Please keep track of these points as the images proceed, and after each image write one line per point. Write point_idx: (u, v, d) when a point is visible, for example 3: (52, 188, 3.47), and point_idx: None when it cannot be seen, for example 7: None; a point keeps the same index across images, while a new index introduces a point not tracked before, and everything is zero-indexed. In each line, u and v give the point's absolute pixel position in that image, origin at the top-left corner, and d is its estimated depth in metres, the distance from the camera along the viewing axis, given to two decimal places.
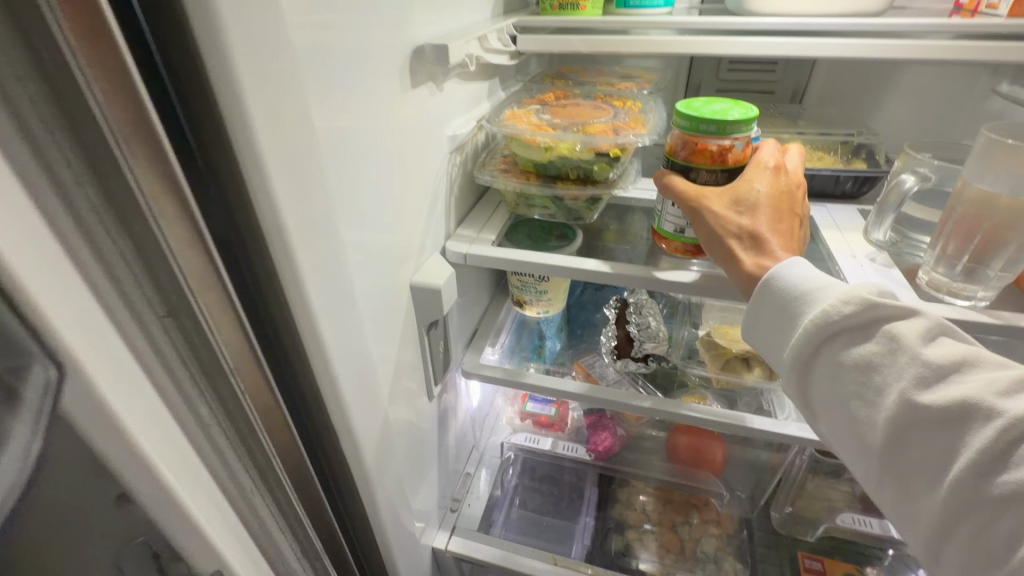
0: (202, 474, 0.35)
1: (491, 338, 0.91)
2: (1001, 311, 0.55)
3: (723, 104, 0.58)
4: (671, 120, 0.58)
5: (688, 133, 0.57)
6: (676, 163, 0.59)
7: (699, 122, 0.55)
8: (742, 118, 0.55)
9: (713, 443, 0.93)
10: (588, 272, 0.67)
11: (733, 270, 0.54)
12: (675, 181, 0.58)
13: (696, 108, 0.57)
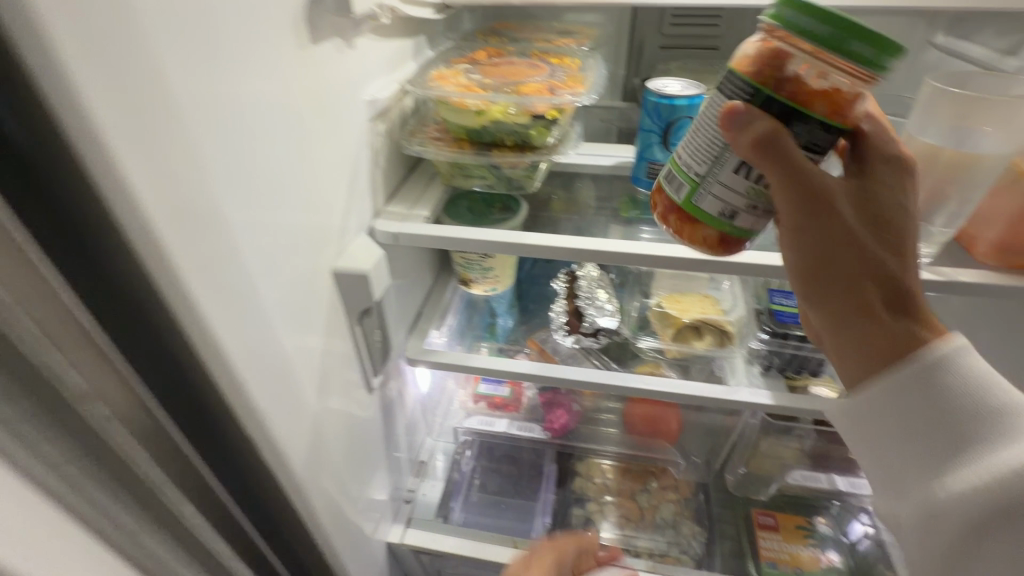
0: (27, 499, 0.32)
1: (436, 321, 0.86)
2: (945, 267, 0.54)
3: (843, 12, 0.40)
4: (781, 16, 0.37)
5: (819, 49, 0.37)
6: (774, 103, 0.39)
7: (851, 37, 0.36)
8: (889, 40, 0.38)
9: (669, 412, 0.92)
10: (531, 246, 0.62)
11: (875, 324, 0.44)
12: (789, 148, 0.39)
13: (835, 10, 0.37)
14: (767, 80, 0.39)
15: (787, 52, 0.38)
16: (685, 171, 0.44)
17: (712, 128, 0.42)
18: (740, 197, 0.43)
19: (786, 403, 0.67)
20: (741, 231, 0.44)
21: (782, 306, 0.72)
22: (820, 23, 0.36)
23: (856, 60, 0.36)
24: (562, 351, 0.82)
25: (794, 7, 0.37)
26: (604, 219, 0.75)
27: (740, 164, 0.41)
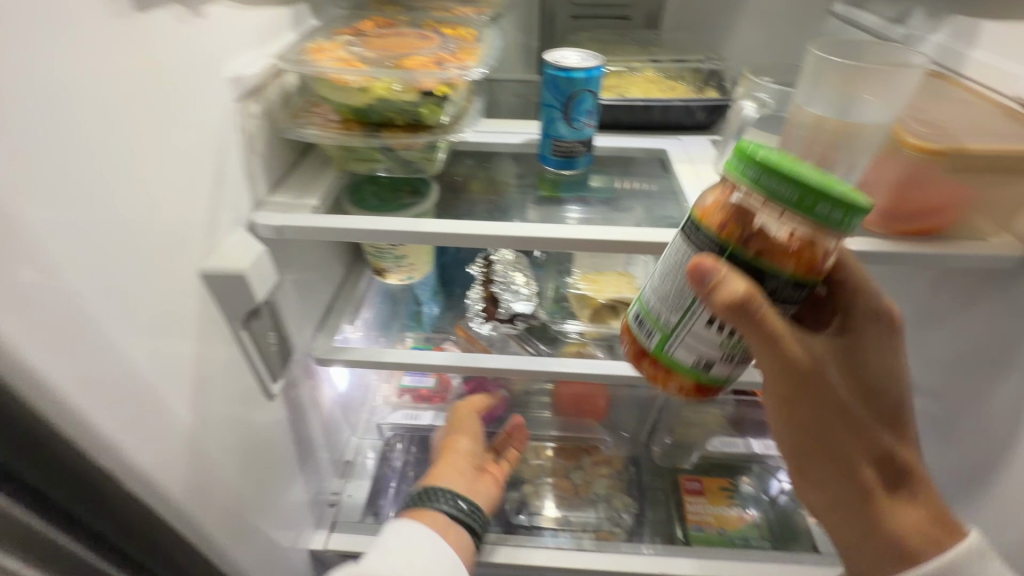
0: None
1: (348, 316, 0.80)
2: None
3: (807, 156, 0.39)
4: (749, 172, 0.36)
5: (785, 212, 0.36)
6: (745, 262, 0.37)
7: (820, 199, 0.34)
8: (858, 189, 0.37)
9: (596, 393, 0.93)
10: (429, 233, 0.58)
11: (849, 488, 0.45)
12: (766, 311, 0.37)
13: (800, 166, 0.35)
14: (732, 239, 0.38)
15: (751, 208, 0.37)
16: (657, 319, 0.43)
17: (682, 281, 0.40)
18: (715, 348, 0.41)
19: None
20: (715, 377, 0.43)
21: None
22: (786, 186, 0.35)
23: (825, 219, 0.35)
24: (483, 338, 0.79)
25: (760, 165, 0.35)
26: (516, 196, 0.71)
27: (713, 319, 0.40)
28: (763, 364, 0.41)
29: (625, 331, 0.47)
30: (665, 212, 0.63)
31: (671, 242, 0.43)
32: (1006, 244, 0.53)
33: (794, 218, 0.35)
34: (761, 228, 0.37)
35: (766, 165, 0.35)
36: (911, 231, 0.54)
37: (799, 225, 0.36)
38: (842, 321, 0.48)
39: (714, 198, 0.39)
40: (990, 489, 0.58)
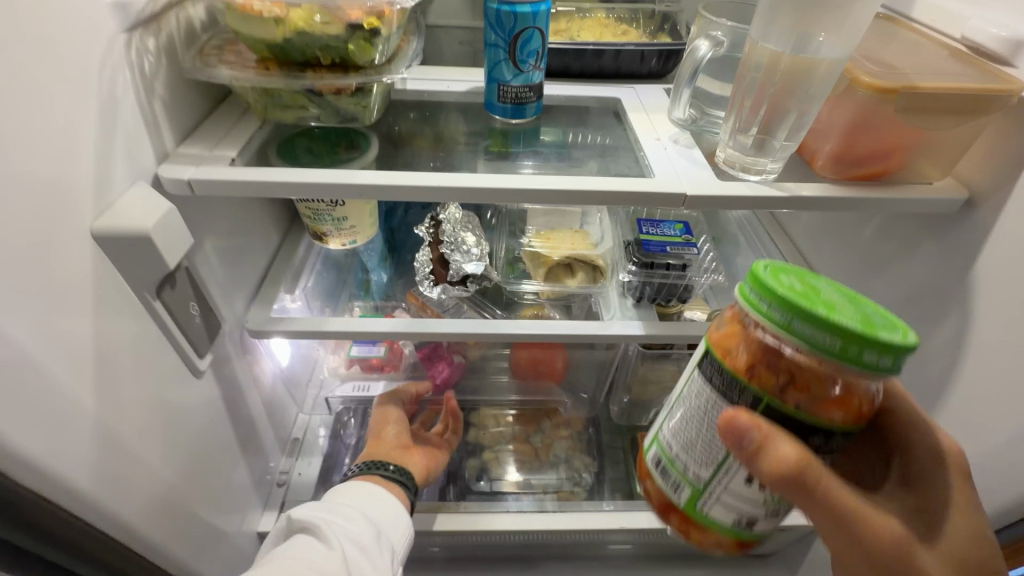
0: None
1: (287, 284, 0.74)
2: (788, 183, 0.53)
3: (828, 288, 0.38)
4: (778, 316, 0.35)
5: (827, 361, 0.34)
6: (792, 414, 0.36)
7: (865, 347, 0.33)
8: (891, 321, 0.36)
9: (556, 353, 0.88)
10: (366, 187, 0.53)
11: None
12: (817, 472, 0.36)
13: (837, 310, 0.34)
14: (766, 387, 0.37)
15: (784, 351, 0.36)
16: (684, 472, 0.42)
17: (709, 434, 0.40)
18: (756, 505, 0.40)
19: (657, 332, 0.67)
20: (752, 534, 0.42)
21: (650, 236, 0.71)
22: (828, 335, 0.33)
23: (872, 364, 0.34)
24: (433, 303, 0.74)
25: (789, 309, 0.34)
26: (463, 149, 0.66)
27: (753, 478, 0.39)
28: (817, 525, 0.40)
29: (644, 479, 0.47)
30: (621, 162, 0.60)
31: (687, 379, 0.43)
32: (950, 188, 0.54)
33: (839, 364, 0.34)
34: (795, 372, 0.36)
35: (798, 311, 0.34)
36: (860, 176, 0.54)
37: (841, 370, 0.35)
38: (903, 470, 0.46)
39: (735, 341, 0.39)
40: None
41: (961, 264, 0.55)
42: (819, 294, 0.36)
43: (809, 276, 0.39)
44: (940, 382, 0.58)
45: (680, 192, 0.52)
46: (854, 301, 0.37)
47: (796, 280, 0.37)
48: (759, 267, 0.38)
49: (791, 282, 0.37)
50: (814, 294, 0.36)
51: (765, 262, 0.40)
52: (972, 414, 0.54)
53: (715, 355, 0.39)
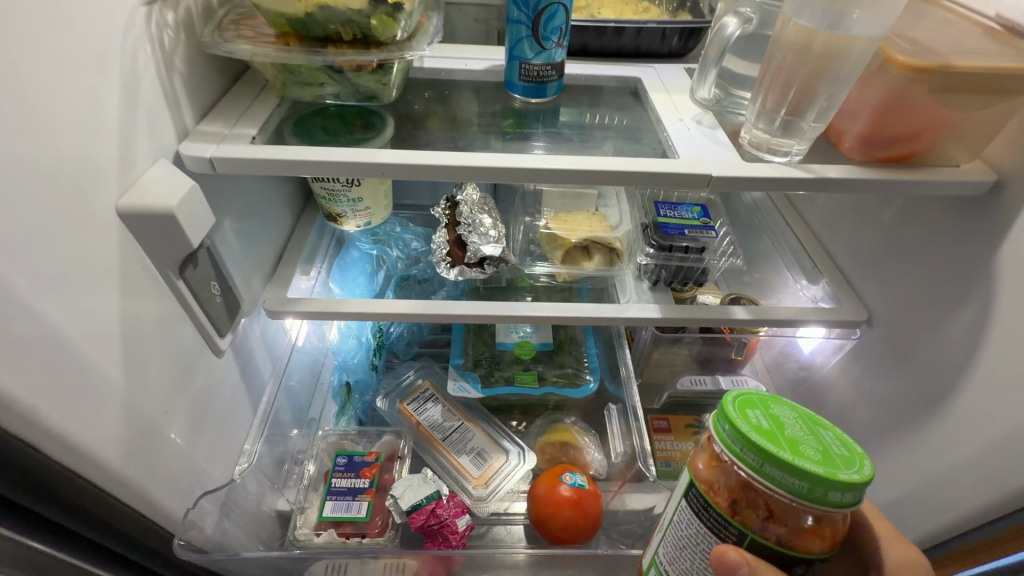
0: None
1: (301, 266, 0.74)
2: (812, 164, 0.53)
3: (790, 418, 0.43)
4: (755, 461, 0.39)
5: (799, 501, 0.38)
6: (773, 545, 0.40)
7: (829, 488, 0.37)
8: (847, 447, 0.41)
9: (584, 499, 0.68)
10: (386, 165, 0.53)
11: None
12: None
13: (801, 453, 0.39)
14: (748, 522, 0.40)
15: (761, 490, 0.39)
16: None
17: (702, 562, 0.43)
18: None
19: (672, 315, 0.68)
20: None
21: (668, 219, 0.71)
22: (797, 479, 0.37)
23: (838, 501, 0.37)
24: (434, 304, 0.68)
25: (761, 457, 0.38)
26: (481, 129, 0.64)
27: None
28: None
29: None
30: (642, 143, 0.59)
31: (674, 505, 0.46)
32: (978, 171, 0.53)
33: (809, 504, 0.38)
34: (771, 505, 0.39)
35: (769, 458, 0.38)
36: (886, 159, 0.53)
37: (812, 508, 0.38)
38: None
39: (716, 473, 0.42)
40: (936, 417, 0.61)
41: (985, 247, 0.55)
42: (784, 432, 0.40)
43: (771, 406, 0.44)
44: (958, 366, 0.58)
45: (705, 173, 0.52)
46: (815, 431, 0.42)
47: (763, 417, 0.41)
48: (729, 404, 0.42)
49: (759, 420, 0.41)
50: (782, 433, 0.40)
51: (733, 396, 0.44)
52: (990, 397, 0.54)
53: (699, 487, 0.43)
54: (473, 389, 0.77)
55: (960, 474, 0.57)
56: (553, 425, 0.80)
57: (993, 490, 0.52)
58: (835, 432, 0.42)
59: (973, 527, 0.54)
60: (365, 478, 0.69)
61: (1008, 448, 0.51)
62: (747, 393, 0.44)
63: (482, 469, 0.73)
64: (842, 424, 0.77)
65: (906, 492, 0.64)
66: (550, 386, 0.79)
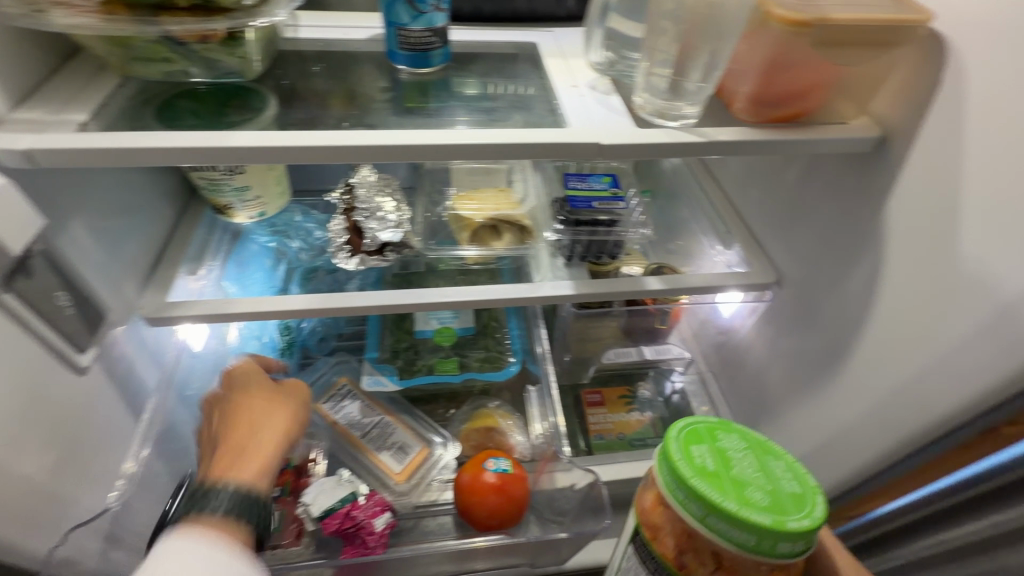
0: None
1: (186, 266, 0.67)
2: (705, 128, 0.51)
3: (738, 453, 0.41)
4: (701, 516, 0.37)
5: (748, 553, 0.37)
6: None
7: (778, 540, 0.36)
8: (802, 486, 0.39)
9: (503, 479, 0.67)
10: (245, 148, 0.47)
11: None
12: None
13: (746, 500, 0.37)
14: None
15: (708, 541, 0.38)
16: None
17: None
18: None
19: (587, 292, 0.67)
20: None
21: (576, 191, 0.69)
22: (743, 533, 0.36)
23: (788, 551, 0.36)
24: (336, 297, 0.64)
25: (706, 509, 0.37)
26: (370, 103, 0.58)
27: None
28: None
29: None
30: (534, 111, 0.55)
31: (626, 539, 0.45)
32: (865, 128, 0.53)
33: (758, 555, 0.37)
34: (719, 553, 0.38)
35: (713, 510, 0.37)
36: (777, 118, 0.52)
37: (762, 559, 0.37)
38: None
39: (662, 520, 0.41)
40: (838, 373, 0.62)
41: (876, 204, 0.55)
42: (731, 473, 0.39)
43: (720, 440, 0.42)
44: (856, 322, 0.59)
45: (595, 142, 0.49)
46: (763, 468, 0.41)
47: (707, 454, 0.40)
48: (672, 443, 0.41)
49: (703, 459, 0.40)
50: (729, 475, 0.39)
51: (678, 432, 0.42)
52: (883, 352, 0.55)
53: (648, 538, 0.42)
54: (390, 381, 0.74)
55: (860, 426, 0.59)
56: (477, 411, 0.79)
57: (888, 440, 0.54)
58: (785, 466, 0.41)
59: (883, 468, 0.56)
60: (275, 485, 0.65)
61: (899, 400, 0.53)
62: (694, 426, 0.43)
63: (404, 462, 0.70)
64: (761, 384, 0.78)
65: (816, 447, 0.66)
66: (471, 371, 0.77)
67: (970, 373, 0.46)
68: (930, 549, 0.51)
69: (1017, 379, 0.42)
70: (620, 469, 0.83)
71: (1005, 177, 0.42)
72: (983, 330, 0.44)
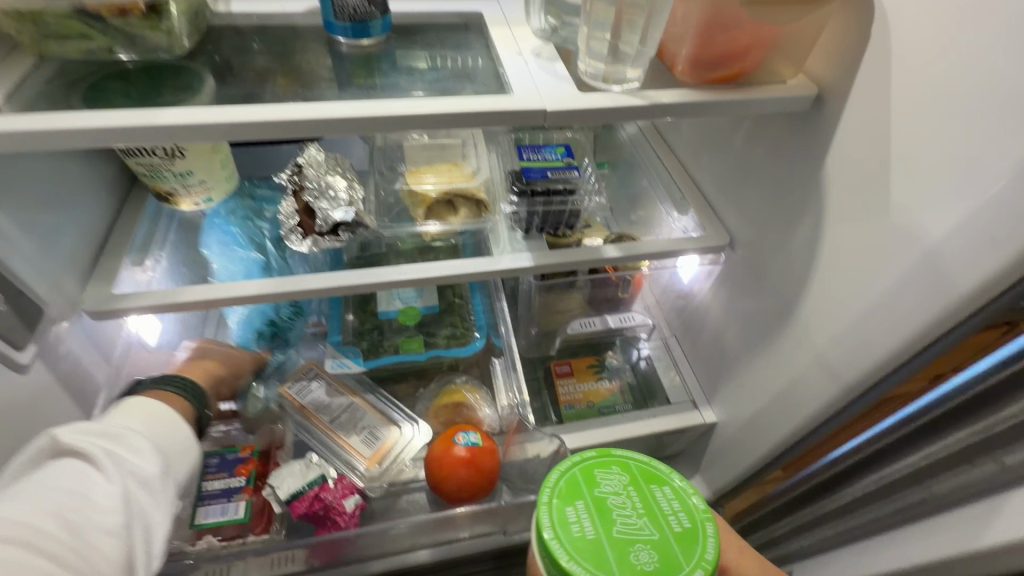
0: None
1: (131, 257, 0.65)
2: (648, 91, 0.52)
3: (616, 490, 0.49)
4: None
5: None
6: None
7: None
8: (691, 517, 0.48)
9: (474, 453, 0.68)
10: (176, 127, 0.45)
11: None
12: None
13: (631, 562, 0.44)
14: None
15: None
16: None
17: None
18: None
19: (545, 263, 0.67)
20: None
21: (530, 162, 0.69)
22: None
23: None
24: (292, 280, 0.62)
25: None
26: (312, 77, 0.56)
27: None
28: None
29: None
30: (478, 80, 0.55)
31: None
32: (801, 86, 0.54)
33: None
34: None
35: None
36: (716, 80, 0.53)
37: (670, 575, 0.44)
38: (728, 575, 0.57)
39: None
40: (786, 328, 0.65)
41: (815, 161, 0.57)
42: (613, 530, 0.46)
43: (595, 489, 0.49)
44: (800, 278, 0.61)
45: (538, 108, 0.49)
46: (647, 503, 0.48)
47: (583, 512, 0.47)
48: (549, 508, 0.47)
49: (582, 524, 0.46)
50: (612, 533, 0.46)
51: (551, 494, 0.48)
52: (826, 303, 0.58)
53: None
54: (354, 364, 0.74)
55: (806, 377, 0.62)
56: (444, 388, 0.79)
57: (833, 387, 0.57)
58: (670, 491, 0.49)
59: (845, 407, 0.57)
60: (241, 475, 0.66)
61: (841, 347, 0.56)
62: (571, 475, 0.50)
63: (374, 448, 0.70)
64: (719, 344, 0.81)
65: (771, 400, 0.69)
66: (437, 348, 0.77)
67: (901, 317, 0.48)
68: (876, 482, 0.55)
69: (941, 320, 0.45)
70: (589, 434, 0.85)
71: (928, 127, 0.44)
72: (909, 277, 0.47)
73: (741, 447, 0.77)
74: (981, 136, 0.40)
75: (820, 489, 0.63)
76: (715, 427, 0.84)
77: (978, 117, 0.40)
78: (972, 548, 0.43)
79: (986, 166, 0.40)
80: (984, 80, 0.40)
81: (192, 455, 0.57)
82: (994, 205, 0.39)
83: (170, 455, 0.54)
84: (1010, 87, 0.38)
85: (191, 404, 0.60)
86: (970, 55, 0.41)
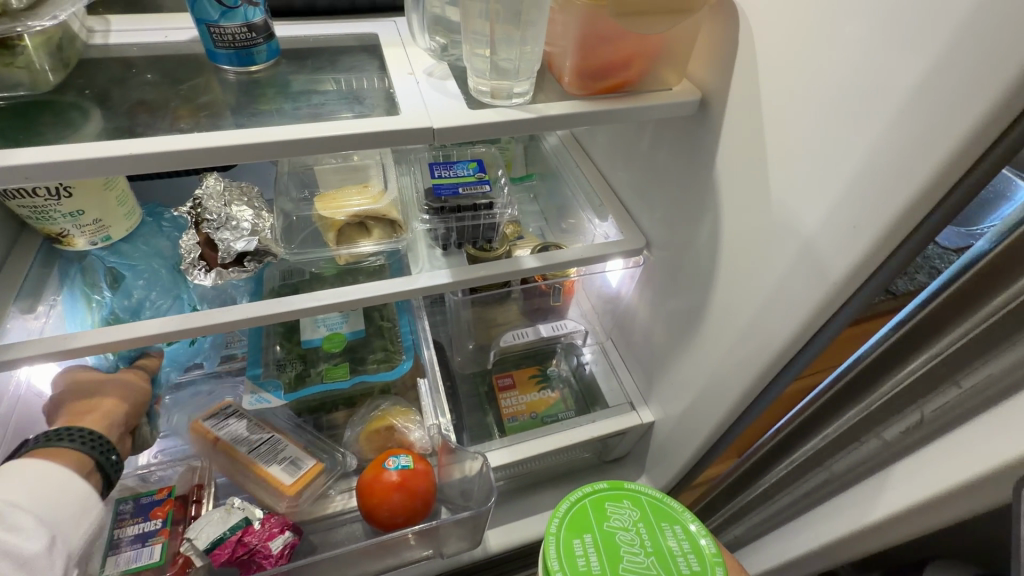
0: None
1: (17, 304, 0.61)
2: (537, 104, 0.53)
3: (626, 525, 0.56)
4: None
5: None
6: None
7: None
8: (701, 561, 0.53)
9: (410, 475, 0.67)
10: (36, 166, 0.43)
11: None
12: None
13: None
14: None
15: None
16: None
17: None
18: None
19: (462, 278, 0.66)
20: None
21: (441, 179, 0.69)
22: None
23: None
24: (198, 314, 0.60)
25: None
26: (200, 105, 0.55)
27: None
28: None
29: None
30: (371, 102, 0.55)
31: None
32: (686, 91, 0.57)
33: None
34: None
35: None
36: (603, 90, 0.55)
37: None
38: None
39: None
40: (700, 323, 0.67)
41: (707, 162, 0.59)
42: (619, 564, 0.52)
43: (605, 525, 0.55)
44: (707, 275, 0.63)
45: (425, 127, 0.49)
46: (654, 542, 0.54)
47: (590, 546, 0.53)
48: (555, 540, 0.54)
49: (587, 558, 0.52)
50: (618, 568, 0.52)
51: (557, 526, 0.55)
52: (728, 297, 0.60)
53: None
54: (275, 397, 0.71)
55: (720, 370, 0.63)
56: (373, 414, 0.78)
57: (741, 378, 0.59)
58: (681, 533, 0.55)
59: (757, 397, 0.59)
60: (156, 520, 0.65)
61: (744, 340, 0.58)
62: (580, 506, 0.57)
63: (297, 475, 0.68)
64: (648, 344, 0.83)
65: (695, 396, 0.71)
66: (365, 373, 0.75)
67: (789, 305, 0.50)
68: (790, 466, 0.57)
69: (822, 306, 0.47)
70: (530, 446, 0.84)
71: (793, 125, 0.47)
72: (791, 267, 0.49)
73: (675, 444, 0.79)
74: (834, 130, 0.43)
75: (746, 479, 0.65)
76: (653, 426, 0.85)
77: (832, 113, 0.43)
78: (866, 522, 0.45)
79: (841, 157, 0.43)
80: (830, 77, 0.43)
81: (90, 515, 0.55)
82: (851, 193, 0.42)
83: (61, 524, 0.53)
84: (852, 82, 0.41)
85: (88, 455, 0.57)
86: (818, 54, 0.43)
